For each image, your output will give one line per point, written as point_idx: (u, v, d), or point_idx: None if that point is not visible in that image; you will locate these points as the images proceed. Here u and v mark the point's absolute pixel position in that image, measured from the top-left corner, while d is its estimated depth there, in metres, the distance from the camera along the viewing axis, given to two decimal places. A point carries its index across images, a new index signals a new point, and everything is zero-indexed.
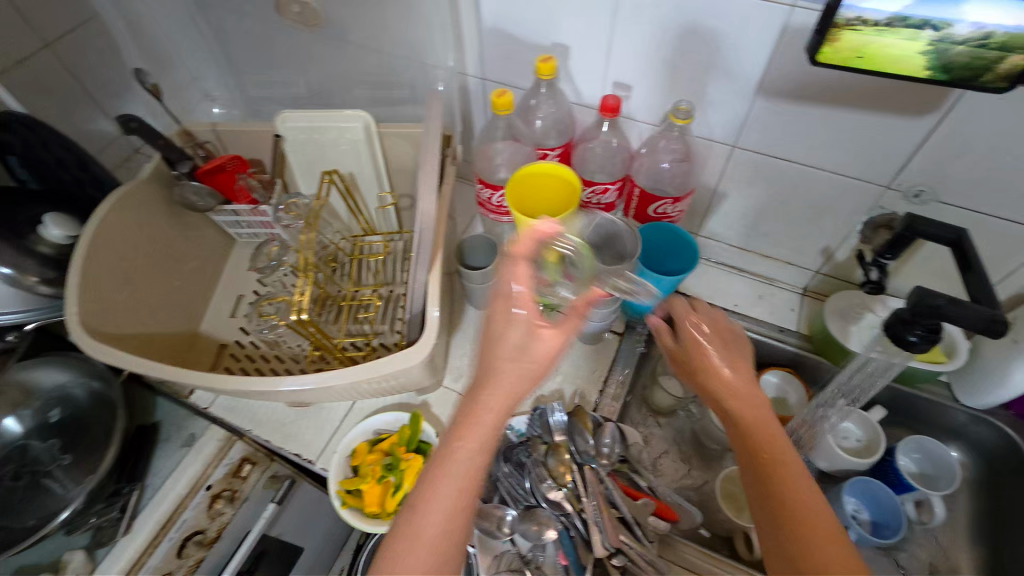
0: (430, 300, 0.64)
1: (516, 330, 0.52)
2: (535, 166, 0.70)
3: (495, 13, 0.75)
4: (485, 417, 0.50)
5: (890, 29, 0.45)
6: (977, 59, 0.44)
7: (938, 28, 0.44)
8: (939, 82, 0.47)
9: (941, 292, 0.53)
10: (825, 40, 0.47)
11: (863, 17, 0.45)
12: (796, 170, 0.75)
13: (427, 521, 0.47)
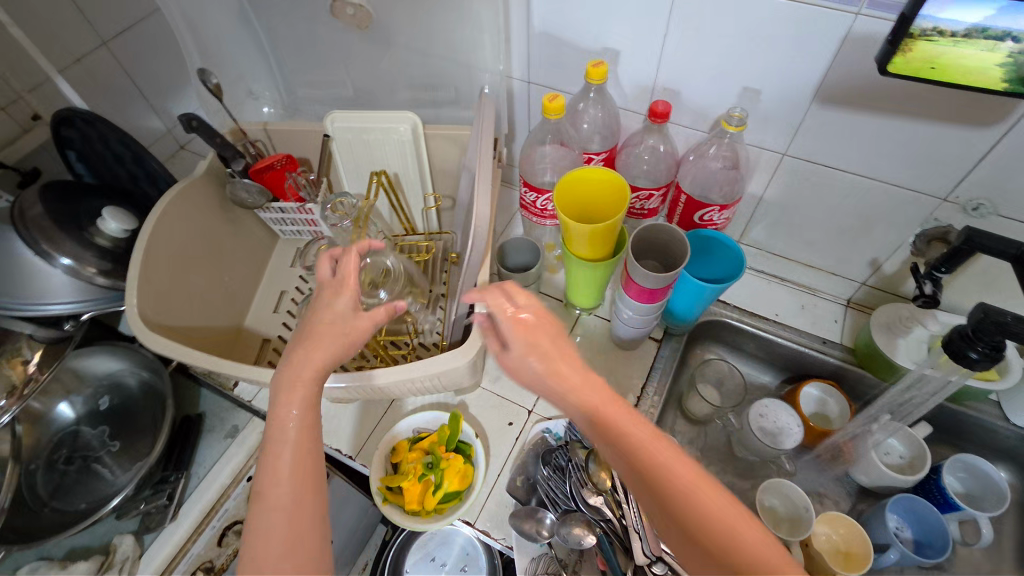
0: None
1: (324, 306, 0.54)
2: (584, 169, 0.68)
3: (546, 18, 0.75)
4: (315, 372, 0.51)
5: (965, 40, 0.44)
6: None
7: (1018, 40, 0.42)
8: (1015, 95, 0.45)
9: (1009, 308, 0.51)
10: (897, 50, 0.46)
11: (939, 27, 0.44)
12: (846, 180, 0.74)
13: (275, 488, 0.47)
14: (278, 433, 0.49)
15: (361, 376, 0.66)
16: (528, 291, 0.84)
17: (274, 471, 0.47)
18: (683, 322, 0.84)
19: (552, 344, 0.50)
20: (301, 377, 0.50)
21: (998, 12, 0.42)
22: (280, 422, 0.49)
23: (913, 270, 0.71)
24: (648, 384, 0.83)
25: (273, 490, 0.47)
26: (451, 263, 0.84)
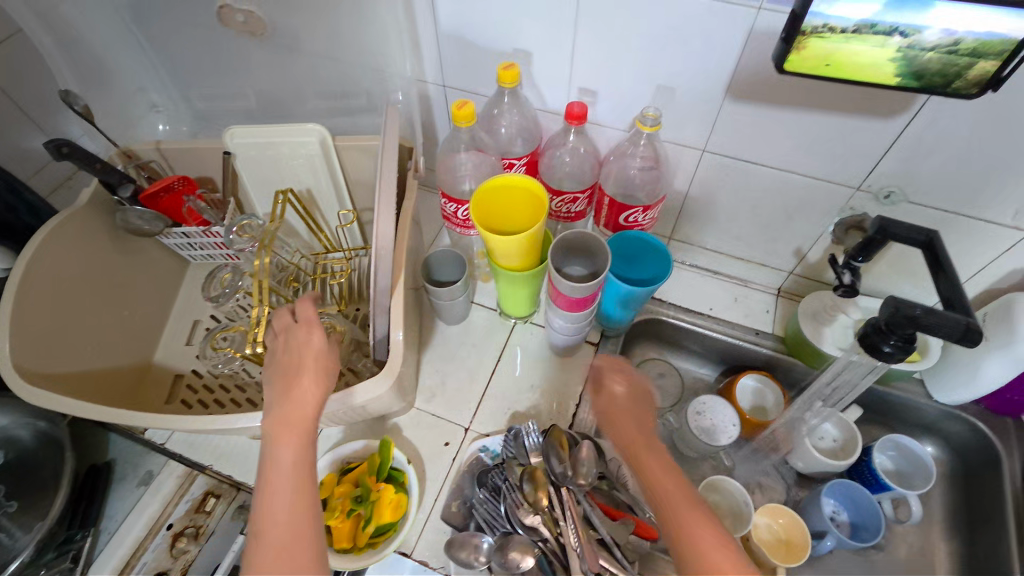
0: (395, 324, 0.61)
1: (303, 344, 0.56)
2: (503, 178, 0.67)
3: (453, 20, 0.72)
4: (306, 405, 0.52)
5: (856, 35, 0.43)
6: (948, 67, 0.43)
7: (906, 35, 0.42)
8: (910, 88, 0.45)
9: (916, 299, 0.51)
10: (791, 49, 0.45)
11: (829, 24, 0.43)
12: (765, 173, 0.73)
13: (276, 516, 0.47)
14: (276, 461, 0.50)
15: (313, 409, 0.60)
16: (458, 304, 0.81)
17: (274, 500, 0.48)
18: (618, 323, 0.82)
19: (632, 425, 0.61)
20: (288, 410, 0.52)
21: (887, 7, 0.41)
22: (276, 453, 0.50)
23: (832, 260, 0.71)
24: (588, 391, 0.81)
25: (273, 518, 0.47)
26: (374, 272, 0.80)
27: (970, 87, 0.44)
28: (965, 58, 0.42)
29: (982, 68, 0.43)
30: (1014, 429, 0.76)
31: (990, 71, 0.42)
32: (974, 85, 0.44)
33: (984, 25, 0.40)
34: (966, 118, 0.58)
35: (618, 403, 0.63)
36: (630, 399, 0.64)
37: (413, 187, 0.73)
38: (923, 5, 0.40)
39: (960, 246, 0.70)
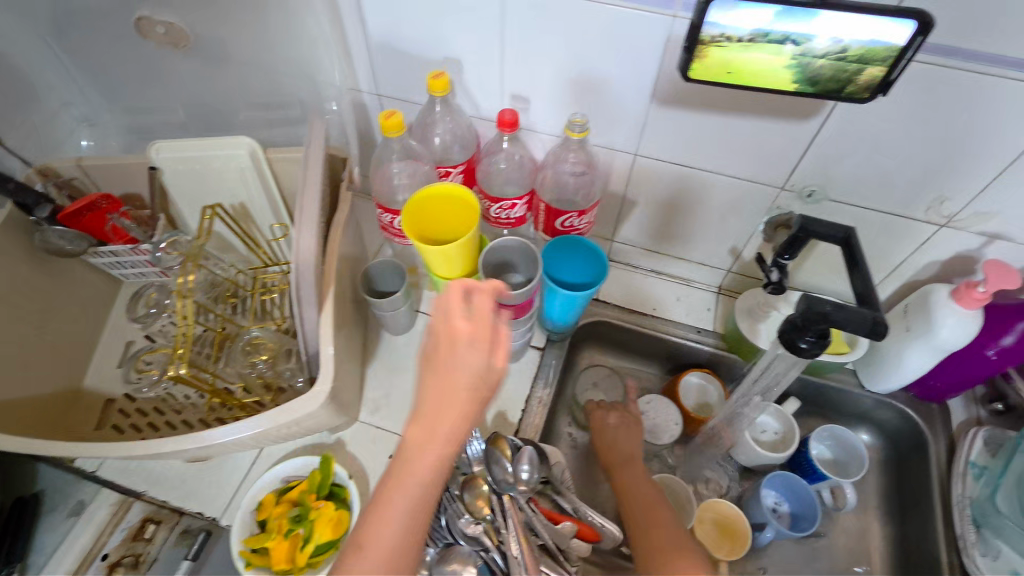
0: (323, 338, 0.60)
1: (465, 350, 0.48)
2: (435, 189, 0.67)
3: (382, 29, 0.71)
4: (449, 431, 0.49)
5: (752, 43, 0.44)
6: (840, 73, 0.45)
7: (798, 43, 0.44)
8: (808, 95, 0.47)
9: (827, 297, 0.54)
10: (693, 57, 0.46)
11: (726, 34, 0.44)
12: (695, 176, 0.75)
13: (403, 488, 0.50)
14: (418, 447, 0.50)
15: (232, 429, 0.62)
16: (400, 314, 0.81)
17: (409, 475, 0.50)
18: (559, 326, 0.83)
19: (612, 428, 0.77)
20: (438, 411, 0.49)
21: (780, 15, 0.42)
22: (429, 441, 0.50)
23: (759, 260, 0.72)
24: (533, 396, 0.81)
25: (398, 492, 0.51)
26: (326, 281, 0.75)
27: (862, 91, 0.46)
28: (854, 64, 0.44)
29: (871, 73, 0.45)
30: (939, 414, 0.80)
31: (878, 77, 0.44)
32: (865, 89, 0.45)
33: (867, 33, 0.42)
34: (874, 119, 0.60)
35: (625, 422, 0.78)
36: (622, 428, 0.76)
37: (347, 199, 0.72)
38: (810, 13, 0.41)
39: (880, 241, 0.73)
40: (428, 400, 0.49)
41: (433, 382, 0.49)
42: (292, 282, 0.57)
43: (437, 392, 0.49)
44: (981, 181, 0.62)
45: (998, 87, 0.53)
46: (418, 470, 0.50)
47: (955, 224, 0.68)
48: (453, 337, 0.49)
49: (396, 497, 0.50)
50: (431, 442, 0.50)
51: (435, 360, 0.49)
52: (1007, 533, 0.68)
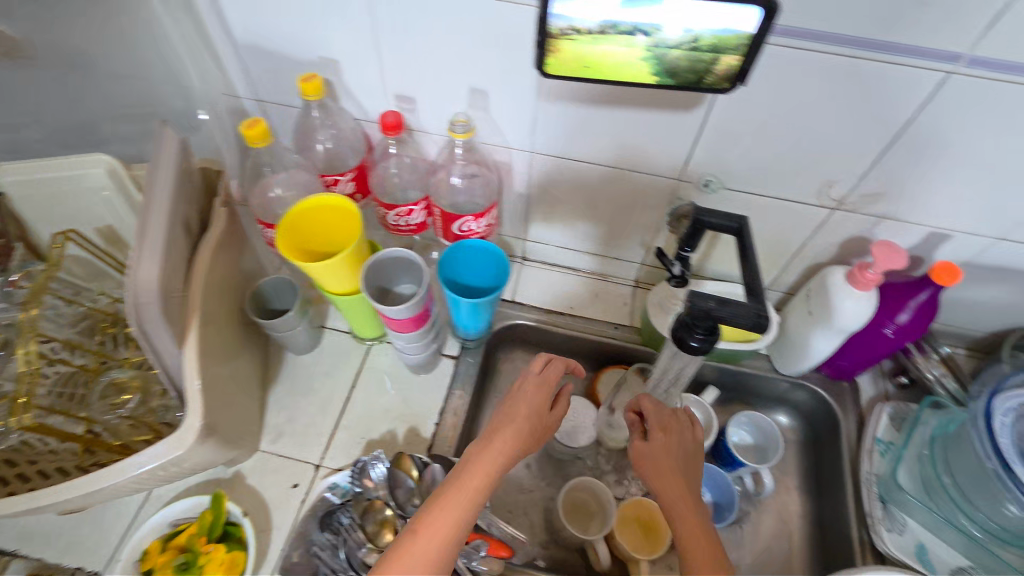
0: (188, 374, 0.55)
1: (535, 391, 0.58)
2: (315, 200, 0.61)
3: (247, 28, 0.65)
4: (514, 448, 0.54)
5: (601, 36, 0.42)
6: (695, 63, 0.43)
7: (649, 34, 0.41)
8: (669, 87, 0.45)
9: (711, 294, 0.52)
10: (545, 52, 0.43)
11: (574, 26, 0.41)
12: (594, 171, 0.73)
13: (457, 493, 0.50)
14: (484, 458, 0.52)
15: (108, 473, 0.56)
16: (298, 332, 0.76)
17: (461, 482, 0.51)
18: (466, 331, 0.79)
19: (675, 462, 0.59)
20: (501, 431, 0.54)
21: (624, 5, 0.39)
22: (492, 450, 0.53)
23: (659, 255, 0.70)
24: (447, 408, 0.78)
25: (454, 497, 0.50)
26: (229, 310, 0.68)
27: (721, 81, 0.44)
28: (709, 53, 0.42)
29: (727, 62, 0.42)
30: (848, 392, 0.81)
31: (733, 66, 0.42)
32: (726, 79, 0.44)
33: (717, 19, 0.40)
34: (756, 106, 0.59)
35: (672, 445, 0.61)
36: (664, 451, 0.60)
37: (222, 217, 0.66)
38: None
39: (779, 227, 0.73)
40: (496, 423, 0.56)
41: (504, 415, 0.57)
42: (136, 318, 0.50)
43: (503, 415, 0.56)
44: (864, 164, 0.62)
45: (868, 70, 0.53)
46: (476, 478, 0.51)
47: (846, 206, 0.68)
48: (523, 385, 0.59)
49: (449, 504, 0.49)
50: (495, 453, 0.53)
51: (513, 398, 0.58)
52: (911, 508, 0.69)
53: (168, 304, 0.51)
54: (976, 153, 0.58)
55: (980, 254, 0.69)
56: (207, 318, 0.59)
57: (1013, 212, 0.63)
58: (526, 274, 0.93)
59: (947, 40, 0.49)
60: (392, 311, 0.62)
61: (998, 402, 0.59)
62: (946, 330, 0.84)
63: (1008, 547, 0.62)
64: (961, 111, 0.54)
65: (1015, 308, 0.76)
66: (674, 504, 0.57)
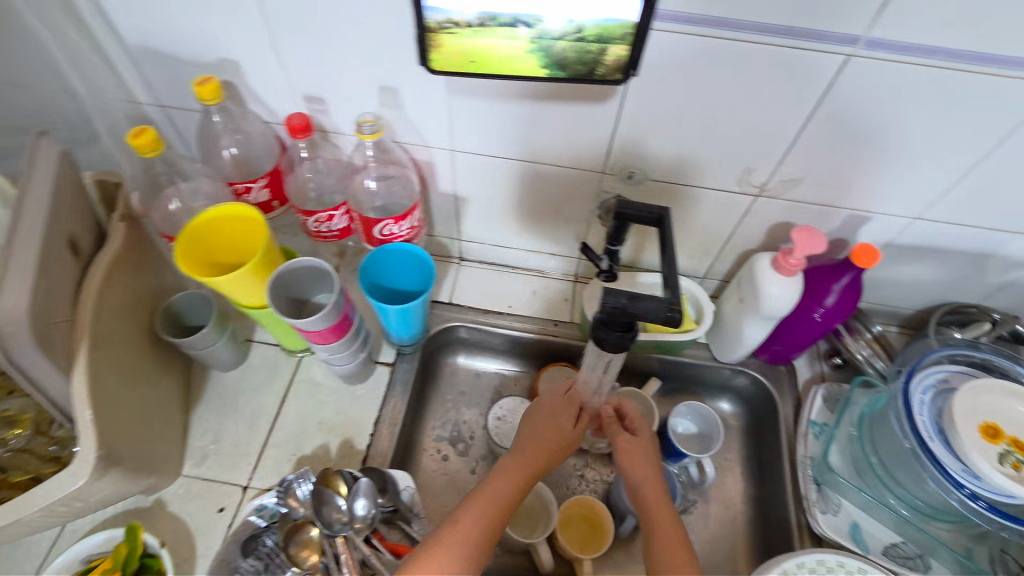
0: (78, 401, 0.52)
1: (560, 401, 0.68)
2: (216, 211, 0.58)
3: (135, 30, 0.61)
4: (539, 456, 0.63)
5: (482, 28, 0.44)
6: (584, 54, 0.45)
7: (530, 25, 0.43)
8: (562, 79, 0.47)
9: (623, 290, 0.51)
10: (427, 45, 0.44)
11: (452, 18, 0.43)
12: (518, 167, 0.71)
13: (489, 494, 0.58)
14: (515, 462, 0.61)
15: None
16: (219, 349, 0.73)
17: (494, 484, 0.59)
18: (401, 339, 0.78)
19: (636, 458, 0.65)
20: (529, 441, 0.64)
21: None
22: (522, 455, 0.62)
23: (583, 249, 0.66)
24: (382, 418, 0.76)
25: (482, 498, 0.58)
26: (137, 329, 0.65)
27: (614, 71, 0.47)
28: (595, 44, 0.45)
29: (615, 52, 0.45)
30: (786, 376, 0.82)
31: (622, 56, 0.45)
32: (617, 70, 0.47)
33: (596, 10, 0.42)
34: (668, 96, 0.58)
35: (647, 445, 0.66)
36: (633, 448, 0.66)
37: (122, 233, 0.62)
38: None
39: (706, 216, 0.73)
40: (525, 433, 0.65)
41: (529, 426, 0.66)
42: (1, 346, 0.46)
43: (533, 427, 0.66)
44: (780, 150, 0.62)
45: (772, 56, 0.52)
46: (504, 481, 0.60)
47: (768, 193, 0.68)
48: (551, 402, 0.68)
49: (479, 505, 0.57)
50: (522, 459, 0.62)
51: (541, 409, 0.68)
52: (843, 489, 0.69)
53: (41, 328, 0.48)
54: (885, 135, 0.58)
55: (899, 234, 0.70)
56: (99, 338, 0.56)
57: (925, 193, 0.64)
58: (464, 274, 0.91)
59: (845, 23, 0.48)
60: (305, 324, 0.59)
61: (914, 381, 0.61)
62: (877, 309, 0.86)
63: (934, 520, 0.65)
64: (865, 94, 0.54)
65: (938, 284, 0.78)
66: (647, 494, 0.62)
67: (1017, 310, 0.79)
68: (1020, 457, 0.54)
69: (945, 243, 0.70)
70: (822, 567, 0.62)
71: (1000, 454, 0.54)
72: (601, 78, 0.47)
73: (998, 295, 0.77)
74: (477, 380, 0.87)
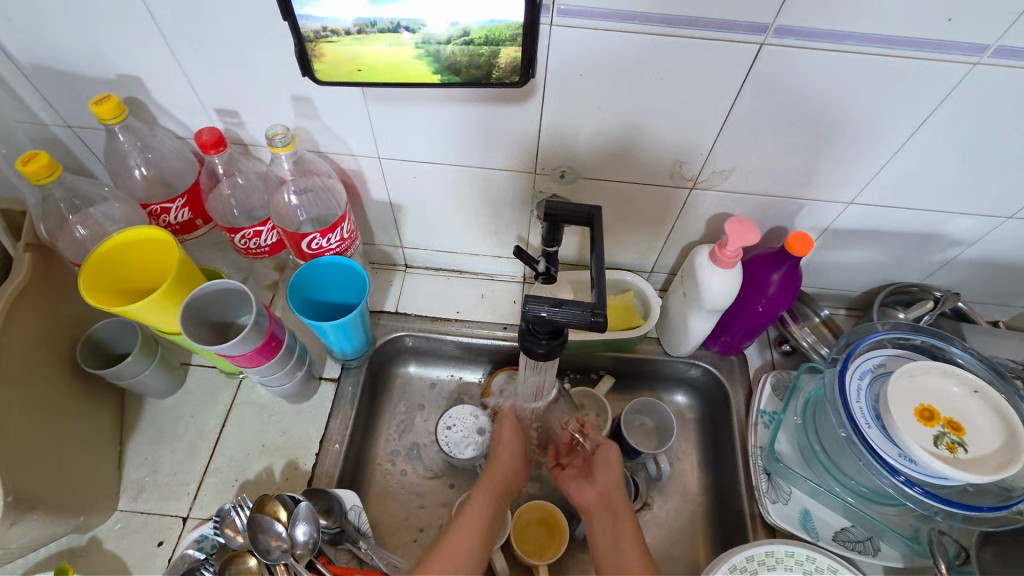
0: None
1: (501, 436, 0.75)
2: (123, 235, 0.56)
3: (26, 50, 0.57)
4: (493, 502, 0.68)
5: (363, 36, 0.48)
6: (477, 57, 0.50)
7: (414, 30, 0.48)
8: (458, 83, 0.53)
9: (545, 298, 0.49)
10: (311, 55, 0.50)
11: (329, 27, 0.48)
12: (449, 172, 0.69)
13: (453, 552, 0.61)
14: (471, 514, 0.65)
15: None
16: (149, 378, 0.70)
17: (456, 542, 0.62)
18: (344, 353, 0.75)
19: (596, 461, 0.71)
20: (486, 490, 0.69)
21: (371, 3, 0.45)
22: (476, 508, 0.66)
23: (517, 254, 0.59)
24: (328, 433, 0.73)
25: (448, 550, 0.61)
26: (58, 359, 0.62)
27: (512, 74, 0.51)
28: (487, 47, 0.49)
29: (508, 54, 0.50)
30: (737, 366, 0.82)
31: (515, 57, 0.50)
32: (514, 72, 0.51)
33: (480, 16, 0.46)
34: (588, 95, 0.57)
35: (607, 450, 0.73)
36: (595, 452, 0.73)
37: (28, 260, 0.59)
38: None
39: (645, 209, 0.72)
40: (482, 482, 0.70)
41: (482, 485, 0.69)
42: None
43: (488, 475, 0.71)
44: (707, 141, 0.61)
45: (682, 48, 0.51)
46: (466, 532, 0.63)
47: (702, 184, 0.67)
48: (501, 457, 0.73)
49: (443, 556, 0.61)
50: (476, 516, 0.65)
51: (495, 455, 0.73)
52: (793, 478, 0.70)
53: None
54: (806, 122, 0.57)
55: (835, 219, 0.70)
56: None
57: (854, 177, 0.63)
58: (410, 282, 0.88)
59: (751, 12, 0.47)
60: (224, 348, 0.57)
61: (852, 367, 0.61)
62: (824, 293, 0.86)
63: (878, 505, 0.64)
64: (783, 84, 0.53)
65: (879, 266, 0.78)
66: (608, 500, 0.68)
67: (959, 287, 0.80)
68: (954, 438, 0.55)
69: (880, 226, 0.70)
70: (770, 559, 0.61)
71: (934, 437, 0.55)
72: (500, 80, 0.52)
73: (939, 273, 0.78)
74: (429, 389, 0.85)
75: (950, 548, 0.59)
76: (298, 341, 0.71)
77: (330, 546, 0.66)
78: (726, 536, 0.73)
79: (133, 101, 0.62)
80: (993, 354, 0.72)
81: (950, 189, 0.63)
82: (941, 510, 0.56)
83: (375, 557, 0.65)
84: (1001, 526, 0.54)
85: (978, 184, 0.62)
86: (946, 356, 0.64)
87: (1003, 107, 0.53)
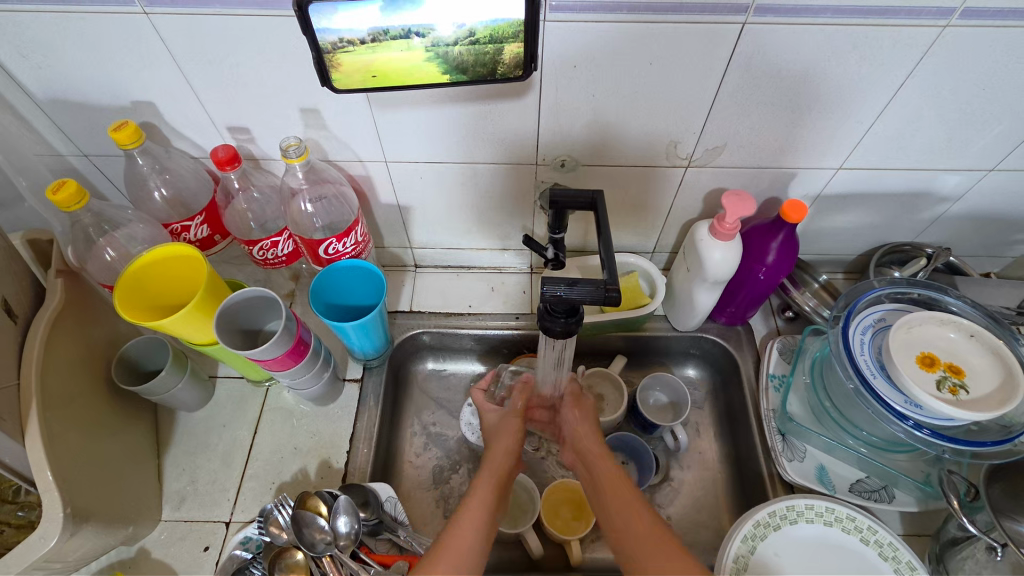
0: (38, 473, 0.53)
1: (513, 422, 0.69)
2: (152, 254, 0.59)
3: (41, 83, 0.60)
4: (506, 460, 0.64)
5: (377, 43, 0.51)
6: (482, 56, 0.53)
7: (423, 35, 0.50)
8: (463, 82, 0.55)
9: (561, 278, 0.52)
10: (328, 64, 0.52)
11: (345, 38, 0.50)
12: (454, 170, 0.72)
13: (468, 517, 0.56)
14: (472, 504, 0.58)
15: None
16: (180, 392, 0.72)
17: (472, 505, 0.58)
18: (365, 353, 0.78)
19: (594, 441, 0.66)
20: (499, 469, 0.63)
21: (383, 14, 0.48)
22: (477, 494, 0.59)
23: (526, 241, 0.61)
24: (357, 432, 0.76)
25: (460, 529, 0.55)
26: (94, 379, 0.64)
27: (513, 69, 0.54)
28: (490, 46, 0.52)
29: (510, 50, 0.53)
30: (743, 335, 0.85)
31: (518, 53, 0.53)
32: (516, 67, 0.54)
33: (479, 20, 0.49)
34: (584, 85, 0.60)
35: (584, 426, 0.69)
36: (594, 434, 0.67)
37: (58, 286, 0.61)
38: (414, 5, 0.48)
39: (641, 191, 0.75)
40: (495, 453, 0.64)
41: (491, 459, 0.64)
42: None
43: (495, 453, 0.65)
44: (700, 121, 0.64)
45: (669, 33, 0.54)
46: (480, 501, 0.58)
47: (696, 162, 0.70)
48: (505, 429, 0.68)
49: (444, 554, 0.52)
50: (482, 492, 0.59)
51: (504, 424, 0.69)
52: (807, 436, 0.72)
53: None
54: (795, 91, 0.60)
55: (826, 185, 0.73)
56: (47, 403, 0.56)
57: (840, 146, 0.67)
58: (422, 281, 0.91)
59: None
60: (259, 353, 0.60)
61: (854, 324, 0.64)
62: (821, 259, 0.89)
63: (891, 453, 0.67)
64: (766, 61, 0.57)
65: (873, 228, 0.81)
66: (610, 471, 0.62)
67: (951, 243, 0.83)
68: (955, 381, 0.58)
69: (870, 188, 0.74)
70: (791, 512, 0.65)
71: (937, 381, 0.58)
72: (504, 76, 0.55)
73: (931, 229, 0.80)
74: (449, 382, 0.87)
75: (960, 486, 0.61)
76: (322, 344, 0.74)
77: (369, 537, 0.68)
78: (748, 498, 0.76)
79: (148, 126, 0.65)
80: (987, 302, 0.75)
81: (932, 149, 0.66)
82: (949, 449, 0.59)
83: (415, 543, 0.67)
84: (1003, 459, 0.58)
85: (960, 140, 0.65)
86: (942, 305, 0.68)
87: (976, 66, 0.56)
